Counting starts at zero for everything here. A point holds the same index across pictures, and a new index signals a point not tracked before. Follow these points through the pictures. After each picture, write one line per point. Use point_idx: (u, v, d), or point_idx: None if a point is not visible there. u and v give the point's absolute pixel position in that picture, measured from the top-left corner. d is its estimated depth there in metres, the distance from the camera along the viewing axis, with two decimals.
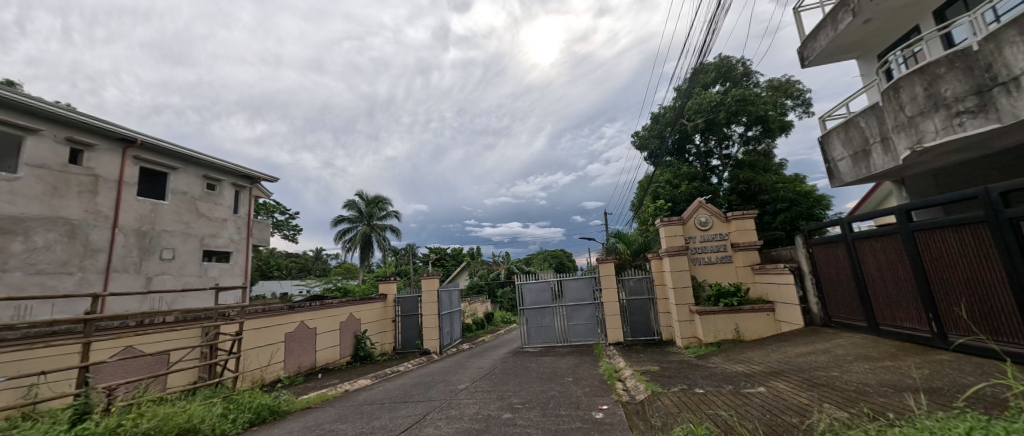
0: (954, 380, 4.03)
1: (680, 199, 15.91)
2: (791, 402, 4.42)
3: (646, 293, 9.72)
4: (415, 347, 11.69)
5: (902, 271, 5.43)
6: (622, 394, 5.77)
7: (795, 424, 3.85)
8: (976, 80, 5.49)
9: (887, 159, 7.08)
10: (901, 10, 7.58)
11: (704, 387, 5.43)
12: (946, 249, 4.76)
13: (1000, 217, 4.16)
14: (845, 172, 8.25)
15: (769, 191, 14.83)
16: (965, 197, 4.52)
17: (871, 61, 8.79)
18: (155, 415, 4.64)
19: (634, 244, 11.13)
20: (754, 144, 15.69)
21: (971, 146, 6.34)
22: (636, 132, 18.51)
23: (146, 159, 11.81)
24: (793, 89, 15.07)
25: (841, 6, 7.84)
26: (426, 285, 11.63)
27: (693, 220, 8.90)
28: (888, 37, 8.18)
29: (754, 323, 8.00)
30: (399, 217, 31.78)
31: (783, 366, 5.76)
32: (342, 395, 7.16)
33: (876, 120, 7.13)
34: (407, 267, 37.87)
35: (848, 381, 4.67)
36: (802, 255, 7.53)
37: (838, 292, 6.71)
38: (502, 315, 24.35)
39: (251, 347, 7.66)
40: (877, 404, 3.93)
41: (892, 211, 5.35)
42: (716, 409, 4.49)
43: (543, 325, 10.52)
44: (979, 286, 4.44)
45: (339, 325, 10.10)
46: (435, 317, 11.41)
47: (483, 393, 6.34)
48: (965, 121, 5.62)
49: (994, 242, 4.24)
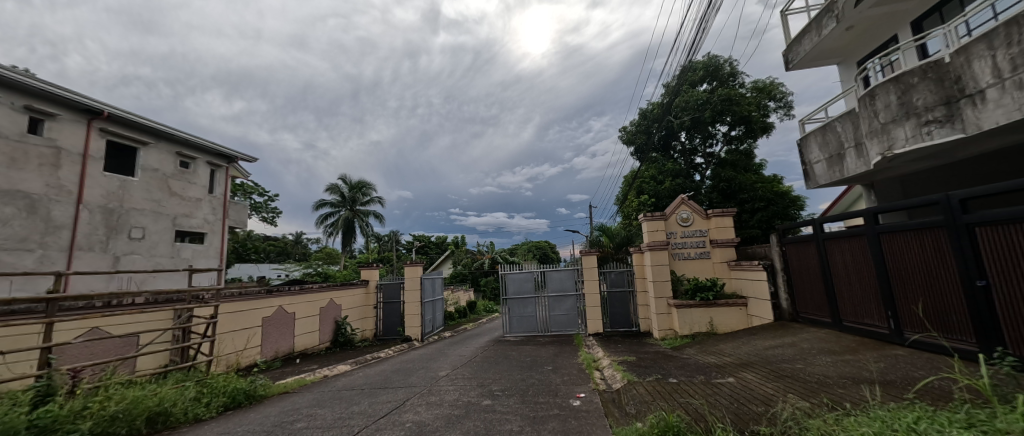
0: (907, 373, 4.32)
1: (663, 195, 16.26)
2: (758, 392, 4.65)
3: (626, 285, 9.94)
4: (396, 334, 11.74)
5: (867, 271, 5.70)
6: (599, 382, 5.97)
7: (761, 413, 4.06)
8: (945, 91, 5.69)
9: (859, 163, 7.36)
10: (884, 20, 7.77)
11: (677, 377, 5.65)
12: (909, 251, 4.99)
13: (959, 222, 4.37)
14: (821, 174, 8.54)
15: (748, 190, 15.19)
16: (929, 202, 4.72)
17: (851, 68, 9.03)
18: (124, 397, 4.59)
19: (617, 238, 11.39)
20: (736, 144, 15.94)
21: (938, 154, 6.62)
22: (624, 127, 18.66)
23: (113, 131, 11.40)
24: (777, 90, 15.35)
25: (827, 12, 7.96)
26: (410, 273, 11.67)
27: (675, 216, 9.13)
28: (867, 45, 8.41)
29: (727, 317, 8.30)
30: (382, 204, 31.45)
31: (752, 358, 6.03)
32: (321, 380, 7.18)
33: (852, 125, 7.40)
34: (390, 253, 37.66)
35: (811, 373, 4.93)
36: (775, 253, 7.81)
37: (807, 288, 7.01)
38: (486, 304, 24.58)
39: (226, 331, 7.58)
40: (836, 395, 4.19)
41: (861, 213, 5.60)
42: (688, 398, 4.69)
43: (525, 315, 10.69)
44: (935, 287, 4.69)
45: (318, 311, 10.07)
46: (417, 304, 11.46)
47: (463, 380, 6.46)
48: (932, 130, 5.84)
49: (952, 246, 4.46)
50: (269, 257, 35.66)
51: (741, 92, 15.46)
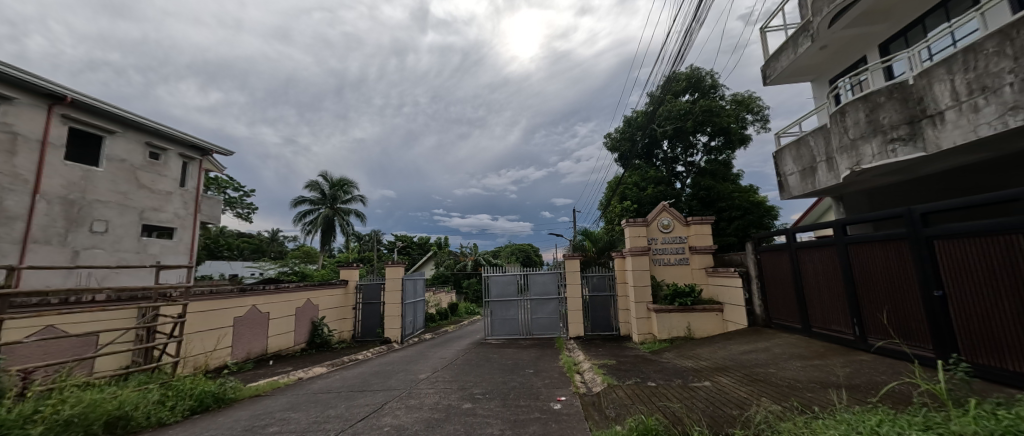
0: (871, 378, 4.55)
1: (646, 201, 16.58)
2: (733, 396, 4.82)
3: (608, 290, 10.11)
4: (376, 335, 11.63)
5: (835, 279, 5.96)
6: (580, 386, 6.07)
7: (736, 416, 4.22)
8: (909, 110, 5.99)
9: (830, 176, 7.67)
10: (854, 41, 8.13)
11: (656, 381, 5.79)
12: (874, 262, 5.26)
13: (920, 235, 4.62)
14: (794, 186, 8.87)
15: (726, 199, 15.64)
16: (893, 216, 4.97)
17: (824, 85, 9.42)
18: (80, 401, 4.43)
19: (599, 242, 11.56)
20: (716, 154, 16.37)
21: (902, 170, 6.95)
22: (609, 134, 18.93)
23: (76, 118, 11.02)
24: (755, 104, 15.87)
25: (803, 31, 8.28)
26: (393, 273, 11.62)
27: (657, 222, 9.33)
28: (839, 64, 8.79)
29: (704, 322, 8.53)
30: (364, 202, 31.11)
31: (727, 362, 6.23)
32: (294, 383, 7.07)
33: (823, 140, 7.72)
34: (371, 253, 37.21)
35: (783, 377, 5.13)
36: (751, 261, 8.06)
37: (780, 296, 7.26)
38: (467, 306, 24.54)
39: (195, 331, 7.41)
40: (805, 398, 4.38)
41: (830, 224, 5.85)
42: (666, 401, 4.82)
43: (507, 318, 10.74)
44: (898, 296, 4.94)
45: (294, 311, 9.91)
46: (398, 306, 11.40)
47: (444, 383, 6.48)
48: (897, 148, 6.13)
49: (913, 257, 4.71)
50: (243, 254, 34.69)
51: (722, 104, 15.91)
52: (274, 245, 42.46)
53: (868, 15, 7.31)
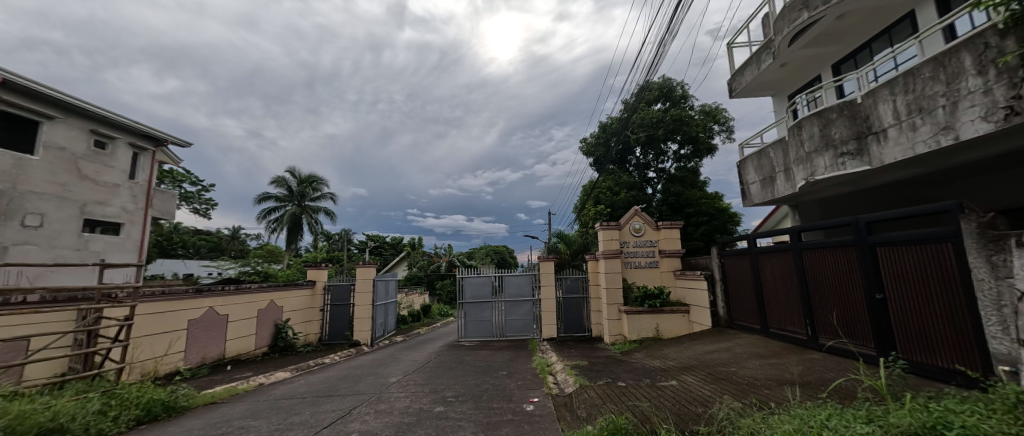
0: (821, 375, 4.89)
1: (619, 205, 17.00)
2: (698, 394, 5.07)
3: (581, 292, 10.33)
4: (344, 338, 11.44)
5: (791, 282, 6.35)
6: (552, 387, 6.21)
7: (699, 413, 4.46)
8: (857, 127, 6.46)
9: (787, 186, 8.14)
10: (811, 61, 8.67)
11: (626, 381, 6.00)
12: (825, 267, 5.65)
13: (865, 242, 5.01)
14: (756, 194, 9.34)
15: (694, 205, 16.23)
16: (842, 224, 5.36)
17: (783, 101, 9.98)
18: (6, 413, 4.07)
19: (574, 245, 11.80)
20: (685, 162, 16.98)
21: (852, 182, 7.45)
22: (584, 139, 19.29)
23: (8, 101, 10.31)
24: (721, 115, 16.58)
25: (765, 49, 8.75)
26: (363, 275, 11.50)
27: (629, 226, 9.63)
28: (797, 81, 9.34)
29: (671, 323, 8.86)
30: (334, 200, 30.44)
31: (693, 362, 6.51)
32: (255, 389, 6.90)
33: (782, 152, 8.18)
34: (342, 253, 36.41)
35: (743, 375, 5.43)
36: (715, 264, 8.44)
37: (741, 298, 7.64)
38: (440, 308, 24.38)
39: (143, 335, 7.10)
40: (763, 395, 4.66)
41: (787, 231, 6.23)
42: (636, 401, 5.01)
43: (481, 319, 10.80)
44: (845, 299, 5.33)
45: (256, 313, 9.64)
46: (369, 308, 11.28)
47: (415, 386, 6.49)
48: (846, 161, 6.58)
49: (859, 263, 5.10)
50: (199, 253, 32.95)
51: (691, 114, 16.54)
52: (235, 244, 40.68)
53: (823, 37, 7.81)
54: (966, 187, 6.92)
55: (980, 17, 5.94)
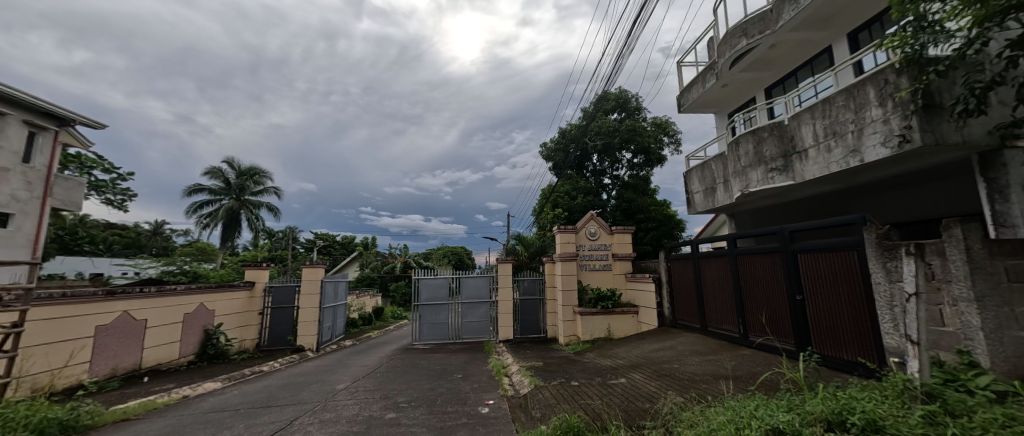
0: (751, 369, 5.41)
1: (576, 209, 17.53)
2: (645, 390, 5.42)
3: (537, 294, 10.62)
4: (287, 343, 11.03)
5: (727, 285, 6.91)
6: (508, 388, 6.37)
7: (647, 409, 4.78)
8: (784, 146, 7.17)
9: (726, 196, 8.83)
10: (748, 84, 9.46)
11: (579, 380, 6.28)
12: (756, 271, 6.22)
13: (789, 249, 5.58)
14: (699, 203, 10.01)
15: (644, 211, 17.08)
16: (771, 232, 5.94)
17: (723, 118, 10.80)
18: None
19: (531, 248, 12.08)
20: (637, 170, 17.82)
21: (780, 194, 8.20)
22: (544, 144, 19.70)
23: None
24: (671, 128, 17.60)
25: (710, 69, 9.43)
26: (308, 276, 11.18)
27: (584, 230, 10.02)
28: (736, 102, 10.17)
29: (622, 324, 9.33)
30: (278, 194, 28.96)
31: (640, 360, 6.92)
32: (176, 402, 6.41)
33: (722, 165, 8.87)
34: (287, 253, 34.57)
35: (685, 371, 5.87)
36: (662, 268, 8.98)
37: (684, 300, 8.20)
38: (393, 310, 23.84)
39: (37, 344, 6.21)
40: (702, 389, 5.08)
41: (725, 238, 6.78)
42: (588, 399, 5.28)
43: (436, 322, 10.69)
44: (771, 300, 5.90)
45: (182, 318, 8.80)
46: (315, 310, 11.00)
47: (365, 393, 6.42)
48: (775, 176, 7.27)
49: (783, 268, 5.67)
50: (114, 250, 29.61)
51: (644, 125, 17.42)
52: (159, 240, 36.97)
53: (758, 63, 8.57)
54: (866, 204, 7.83)
55: (881, 56, 6.83)
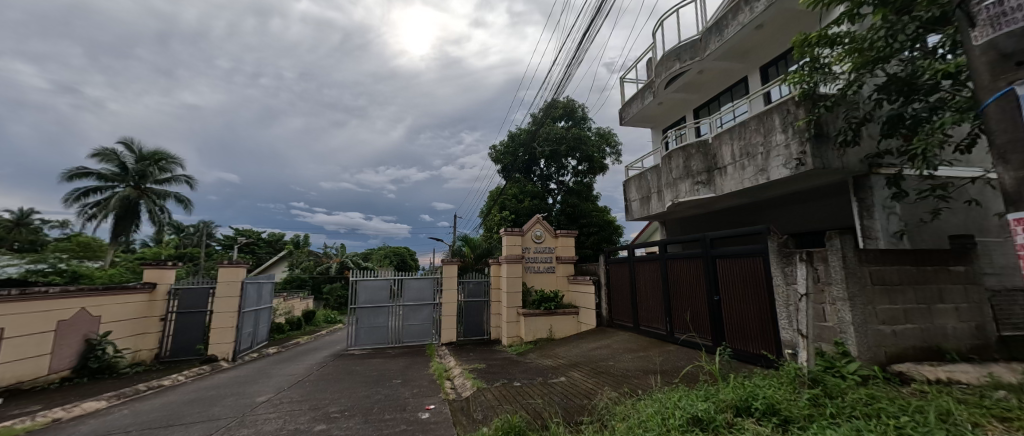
0: (675, 363, 5.95)
1: (523, 212, 17.92)
2: (583, 387, 5.77)
3: (482, 296, 10.80)
4: (195, 354, 9.04)
5: (657, 287, 7.51)
6: (449, 392, 6.47)
7: (584, 405, 5.10)
8: (708, 162, 7.94)
9: (658, 205, 9.55)
10: (680, 103, 10.32)
11: (521, 380, 6.52)
12: (682, 274, 6.83)
13: (709, 254, 6.21)
14: (636, 210, 10.71)
15: (587, 216, 17.87)
16: (695, 239, 6.56)
17: (658, 133, 11.66)
18: None
19: (478, 250, 12.23)
20: (581, 177, 18.60)
21: (705, 205, 9.02)
22: (493, 147, 19.91)
23: None
24: (613, 139, 18.59)
25: (648, 87, 10.17)
26: (226, 275, 9.44)
27: (530, 233, 10.33)
28: (670, 119, 11.04)
29: (562, 324, 9.74)
30: (190, 185, 26.44)
31: (579, 359, 7.31)
32: (42, 428, 5.11)
33: (656, 176, 9.60)
34: (196, 251, 31.28)
35: (619, 368, 6.31)
36: (602, 270, 9.52)
37: (620, 301, 8.76)
38: (324, 313, 22.60)
39: None
40: (633, 384, 5.51)
41: (657, 244, 7.36)
42: (530, 399, 5.51)
43: (375, 325, 10.39)
44: (693, 300, 6.52)
45: (51, 326, 6.84)
46: (234, 315, 9.22)
47: (291, 404, 6.16)
48: (700, 188, 8.02)
49: (704, 271, 6.29)
50: None
51: (589, 134, 18.24)
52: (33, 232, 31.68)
53: (688, 85, 9.39)
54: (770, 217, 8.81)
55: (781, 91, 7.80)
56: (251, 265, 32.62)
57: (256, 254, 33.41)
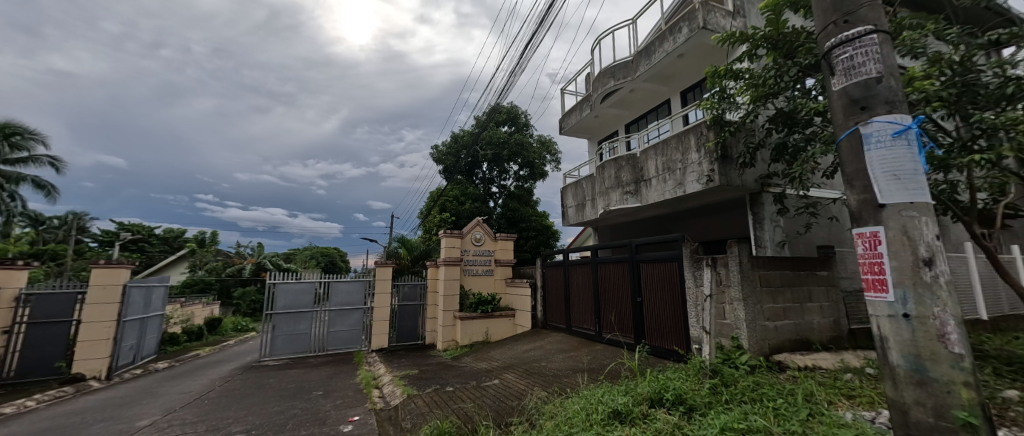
0: (602, 361, 6.40)
1: (464, 214, 17.96)
2: (515, 389, 5.99)
3: (418, 299, 10.76)
4: (54, 372, 7.86)
5: (588, 289, 7.98)
6: (376, 401, 6.37)
7: (515, 406, 5.31)
8: (635, 175, 8.60)
9: (592, 213, 10.13)
10: (614, 118, 11.05)
11: (454, 385, 6.60)
12: (610, 277, 7.34)
13: (635, 259, 6.75)
14: (572, 216, 11.25)
15: (526, 221, 18.33)
16: (623, 245, 7.09)
17: (594, 145, 12.36)
18: None
19: (415, 251, 12.09)
20: (522, 182, 19.04)
21: (633, 214, 9.73)
22: (436, 147, 19.73)
23: None
24: (553, 147, 19.26)
25: (585, 101, 10.78)
26: (101, 278, 8.05)
27: (470, 236, 10.45)
28: (604, 131, 11.77)
29: (498, 327, 9.95)
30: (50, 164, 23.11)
31: (513, 361, 7.56)
32: None
33: (591, 185, 10.18)
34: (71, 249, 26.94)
35: (551, 368, 6.63)
36: (539, 273, 9.88)
37: (554, 302, 9.16)
38: (231, 322, 20.55)
39: None
40: (563, 383, 5.84)
41: (589, 249, 7.84)
42: (460, 404, 5.62)
43: (296, 333, 9.80)
44: (619, 301, 7.04)
45: None
46: (113, 326, 8.09)
47: (185, 427, 5.57)
48: (629, 199, 8.66)
49: (630, 274, 6.82)
50: None
51: (530, 141, 18.76)
52: None
53: (621, 102, 10.11)
54: (688, 226, 9.70)
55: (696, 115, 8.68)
56: (144, 266, 28.84)
57: (146, 253, 29.40)
